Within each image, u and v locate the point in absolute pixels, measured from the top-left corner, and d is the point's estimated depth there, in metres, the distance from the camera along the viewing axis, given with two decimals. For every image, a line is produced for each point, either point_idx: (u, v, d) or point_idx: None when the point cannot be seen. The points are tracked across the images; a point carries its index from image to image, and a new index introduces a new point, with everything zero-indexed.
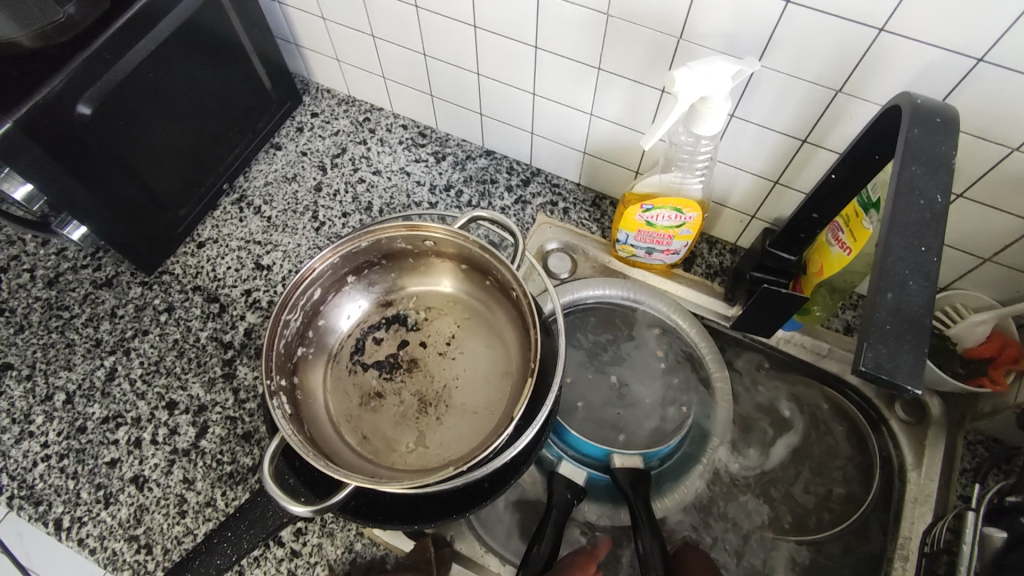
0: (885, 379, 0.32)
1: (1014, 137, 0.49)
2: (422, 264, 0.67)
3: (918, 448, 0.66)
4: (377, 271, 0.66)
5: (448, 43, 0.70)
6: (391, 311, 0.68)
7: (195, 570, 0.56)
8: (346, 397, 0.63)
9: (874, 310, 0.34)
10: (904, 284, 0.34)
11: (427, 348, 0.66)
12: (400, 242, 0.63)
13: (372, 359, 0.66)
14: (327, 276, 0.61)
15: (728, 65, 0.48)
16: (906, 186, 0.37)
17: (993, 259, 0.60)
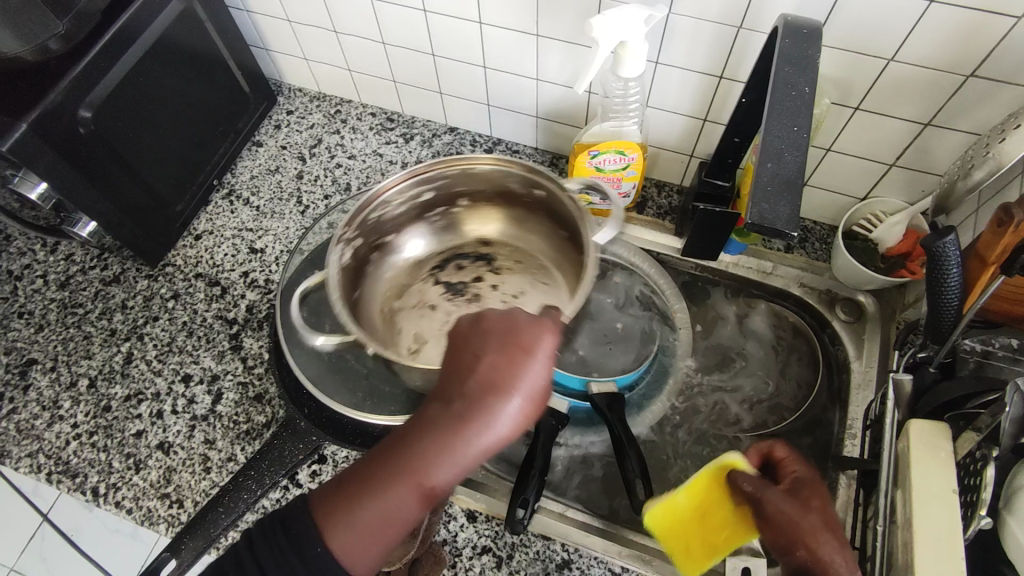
0: (769, 227, 0.40)
1: (888, 48, 0.58)
2: (482, 205, 0.72)
3: (858, 340, 0.74)
4: (499, 206, 0.72)
5: (404, 29, 0.78)
6: (433, 254, 0.75)
7: (226, 506, 0.63)
8: (402, 302, 0.73)
9: (758, 176, 0.42)
10: (782, 155, 0.43)
11: (472, 285, 0.73)
12: (477, 180, 0.67)
13: (451, 280, 0.74)
14: (404, 198, 0.66)
15: (640, 12, 0.57)
16: (782, 82, 0.45)
17: (897, 164, 0.69)
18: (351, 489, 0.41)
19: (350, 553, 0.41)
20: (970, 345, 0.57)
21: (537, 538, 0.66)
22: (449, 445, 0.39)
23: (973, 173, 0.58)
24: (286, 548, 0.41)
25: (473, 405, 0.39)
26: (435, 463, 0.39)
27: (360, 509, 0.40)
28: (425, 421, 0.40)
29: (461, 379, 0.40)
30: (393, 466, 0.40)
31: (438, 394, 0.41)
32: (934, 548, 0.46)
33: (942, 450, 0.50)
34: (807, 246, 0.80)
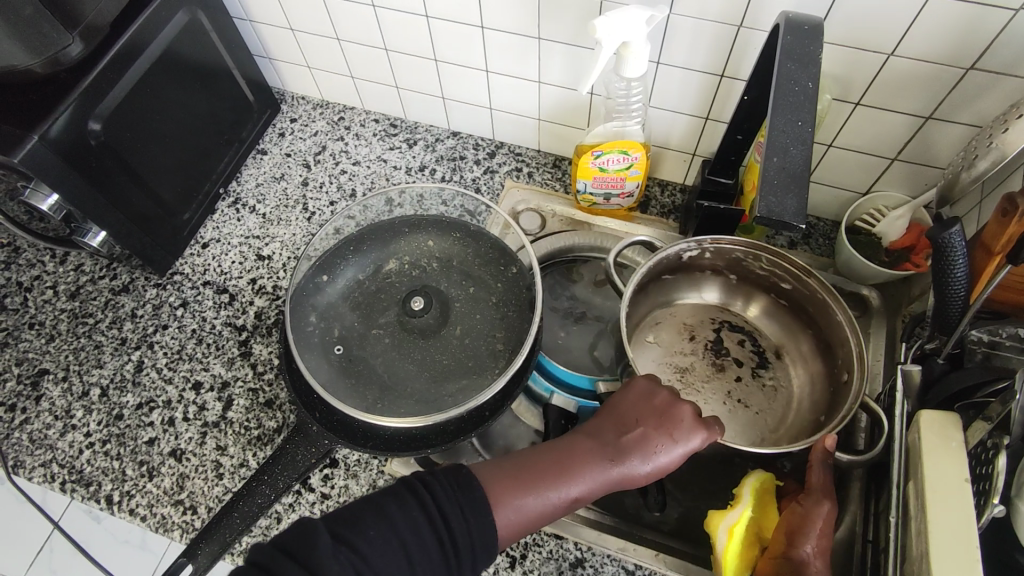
0: (777, 219, 0.41)
1: (888, 44, 0.58)
2: (765, 275, 0.72)
3: (864, 334, 0.74)
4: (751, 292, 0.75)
5: (407, 35, 0.79)
6: (716, 313, 0.78)
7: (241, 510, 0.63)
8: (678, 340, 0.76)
9: (765, 169, 0.43)
10: (787, 149, 0.44)
11: (735, 365, 0.74)
12: (748, 269, 0.72)
13: (712, 336, 0.76)
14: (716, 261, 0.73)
15: (641, 13, 0.58)
16: (785, 77, 0.46)
17: (898, 158, 0.69)
18: (524, 478, 0.47)
19: (504, 532, 0.46)
20: (977, 335, 0.57)
21: (550, 537, 0.66)
22: (605, 471, 0.48)
23: (976, 165, 0.58)
24: (465, 509, 0.45)
25: (642, 446, 0.49)
26: (594, 484, 0.48)
27: (529, 499, 0.46)
28: (613, 456, 0.49)
29: (637, 423, 0.50)
30: (567, 475, 0.48)
31: (617, 429, 0.50)
32: (949, 537, 0.46)
33: (953, 439, 0.50)
34: (811, 243, 0.81)
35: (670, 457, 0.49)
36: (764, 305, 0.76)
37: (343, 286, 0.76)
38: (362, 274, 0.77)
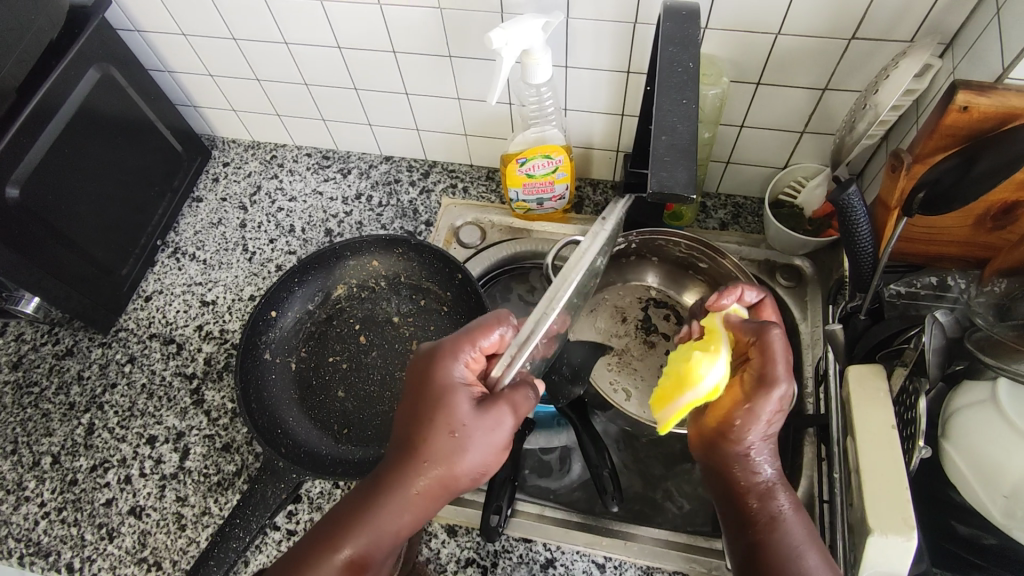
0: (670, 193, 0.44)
1: (773, 24, 0.61)
2: (688, 255, 0.76)
3: (801, 303, 0.76)
4: (676, 272, 0.79)
5: (323, 68, 0.80)
6: (642, 291, 0.80)
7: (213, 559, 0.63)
8: (612, 325, 0.78)
9: (656, 149, 0.45)
10: (674, 127, 0.47)
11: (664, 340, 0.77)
12: (666, 250, 0.76)
13: (643, 317, 0.79)
14: (647, 248, 0.76)
15: (535, 22, 0.60)
16: (668, 62, 0.48)
17: (807, 130, 0.72)
18: (327, 526, 0.44)
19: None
20: (896, 290, 0.59)
21: (519, 541, 0.67)
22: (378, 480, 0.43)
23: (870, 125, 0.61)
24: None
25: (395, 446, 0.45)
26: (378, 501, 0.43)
27: (345, 544, 0.42)
28: (408, 454, 0.43)
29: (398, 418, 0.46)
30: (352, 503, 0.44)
31: (412, 425, 0.44)
32: (881, 483, 0.48)
33: (880, 390, 0.52)
34: (741, 222, 0.83)
35: (493, 406, 0.43)
36: (688, 283, 0.79)
37: (290, 321, 0.78)
38: (311, 304, 0.79)
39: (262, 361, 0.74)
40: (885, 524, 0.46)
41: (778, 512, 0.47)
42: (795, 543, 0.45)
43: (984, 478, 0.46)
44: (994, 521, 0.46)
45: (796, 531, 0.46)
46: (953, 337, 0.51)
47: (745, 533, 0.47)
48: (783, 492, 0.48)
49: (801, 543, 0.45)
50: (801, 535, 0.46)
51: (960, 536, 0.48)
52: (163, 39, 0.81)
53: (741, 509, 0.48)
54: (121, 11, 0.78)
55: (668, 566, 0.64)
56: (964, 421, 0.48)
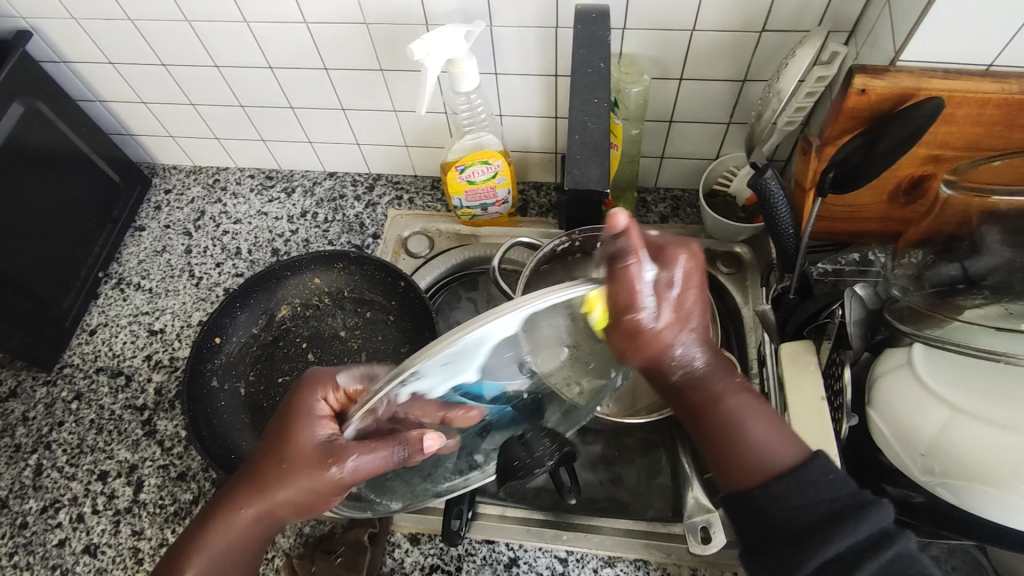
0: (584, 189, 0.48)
1: (687, 21, 0.63)
2: None
3: (742, 288, 0.77)
4: None
5: (256, 89, 0.80)
6: None
7: None
8: None
9: (571, 147, 0.48)
10: (588, 126, 0.50)
11: None
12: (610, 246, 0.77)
13: None
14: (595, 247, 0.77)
15: (457, 32, 0.61)
16: (582, 66, 0.50)
17: (733, 121, 0.74)
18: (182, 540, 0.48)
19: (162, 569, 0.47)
20: (823, 268, 0.63)
21: (482, 544, 0.67)
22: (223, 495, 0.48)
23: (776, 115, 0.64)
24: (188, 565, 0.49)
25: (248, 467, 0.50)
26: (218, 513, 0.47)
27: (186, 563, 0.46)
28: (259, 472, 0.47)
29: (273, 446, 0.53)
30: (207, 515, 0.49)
31: (266, 447, 0.48)
32: None
33: (810, 364, 0.54)
34: (681, 214, 0.85)
35: (338, 452, 0.46)
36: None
37: (237, 345, 0.77)
38: (255, 327, 0.78)
39: (210, 389, 0.74)
40: None
41: (720, 393, 0.44)
42: (739, 415, 0.43)
43: (904, 439, 0.48)
44: (919, 482, 0.48)
45: (744, 413, 0.43)
46: (873, 308, 0.54)
47: (698, 423, 0.45)
48: (733, 377, 0.45)
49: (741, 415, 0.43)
50: (751, 417, 0.43)
51: (892, 498, 0.51)
52: (92, 69, 0.80)
53: (682, 403, 0.45)
54: (44, 43, 0.77)
55: (629, 555, 0.65)
56: (887, 387, 0.50)
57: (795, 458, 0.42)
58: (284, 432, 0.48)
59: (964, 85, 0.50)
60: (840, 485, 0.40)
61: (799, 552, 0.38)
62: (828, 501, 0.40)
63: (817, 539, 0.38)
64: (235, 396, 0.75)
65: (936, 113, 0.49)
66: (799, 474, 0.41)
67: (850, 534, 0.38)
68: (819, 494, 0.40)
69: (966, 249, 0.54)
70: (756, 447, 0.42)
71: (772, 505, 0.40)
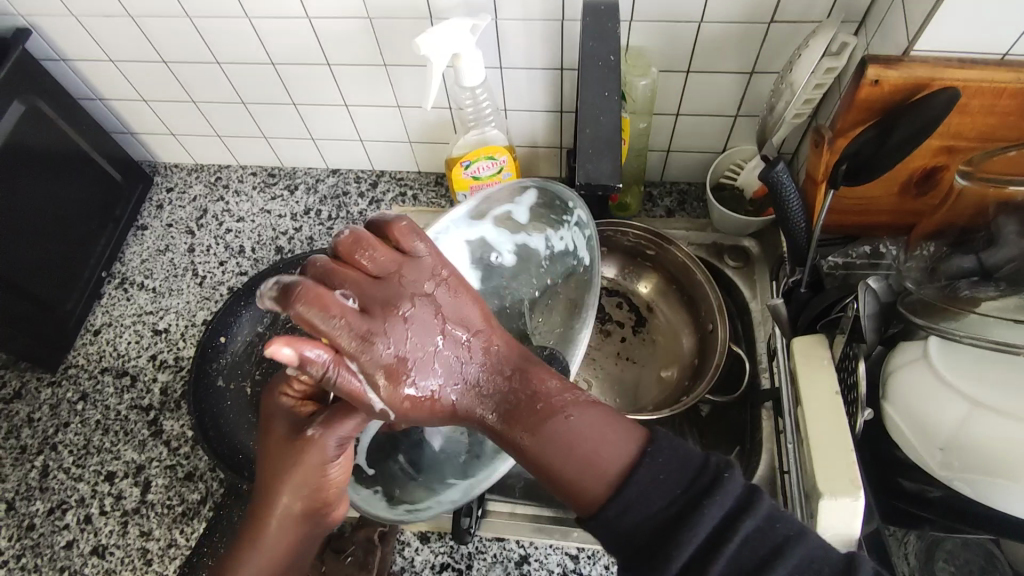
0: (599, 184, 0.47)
1: (695, 13, 0.63)
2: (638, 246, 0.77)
3: (750, 282, 0.77)
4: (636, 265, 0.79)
5: (258, 85, 0.79)
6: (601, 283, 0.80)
7: None
8: None
9: (582, 142, 0.48)
10: (599, 120, 0.49)
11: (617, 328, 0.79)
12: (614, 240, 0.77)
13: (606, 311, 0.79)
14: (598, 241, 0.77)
15: (462, 25, 0.60)
16: (590, 58, 0.50)
17: (740, 114, 0.74)
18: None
19: None
20: (832, 261, 0.62)
21: (492, 541, 0.67)
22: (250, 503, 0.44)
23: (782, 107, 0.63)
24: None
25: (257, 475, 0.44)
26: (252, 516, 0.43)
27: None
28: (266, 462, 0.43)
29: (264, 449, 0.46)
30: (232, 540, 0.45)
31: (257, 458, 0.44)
32: (829, 447, 0.49)
33: (823, 358, 0.53)
34: (687, 208, 0.84)
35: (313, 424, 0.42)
36: (642, 274, 0.79)
37: (242, 343, 0.77)
38: (260, 326, 0.78)
39: (216, 389, 0.73)
40: (833, 488, 0.47)
41: (538, 417, 0.39)
42: (563, 438, 0.38)
43: (921, 433, 0.47)
44: (937, 476, 0.48)
45: (579, 430, 0.39)
46: (886, 302, 0.54)
47: (520, 456, 0.40)
48: (536, 409, 0.40)
49: (576, 436, 0.38)
50: (579, 433, 0.38)
51: (907, 492, 0.51)
52: (91, 67, 0.79)
53: (503, 426, 0.40)
54: (43, 41, 0.76)
55: None
56: (901, 380, 0.50)
57: (633, 453, 0.38)
58: (264, 434, 0.43)
59: (981, 74, 0.50)
60: (676, 481, 0.36)
61: (662, 548, 0.35)
62: (663, 512, 0.36)
63: (668, 545, 0.35)
64: (241, 395, 0.74)
65: (952, 103, 0.49)
66: (628, 483, 0.37)
67: (706, 516, 0.35)
68: (653, 504, 0.36)
69: (981, 240, 0.53)
70: (591, 466, 0.38)
71: (618, 526, 0.36)
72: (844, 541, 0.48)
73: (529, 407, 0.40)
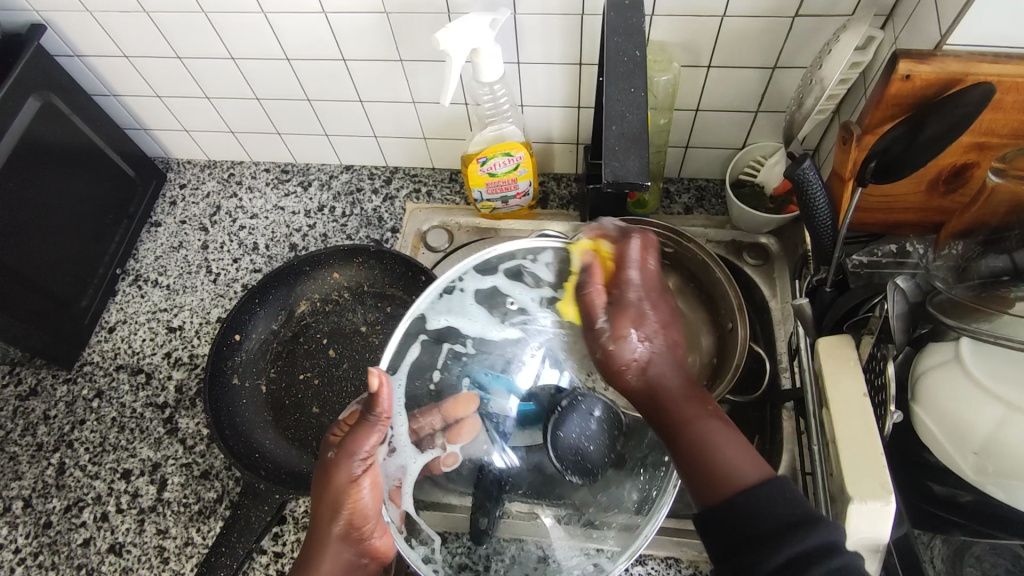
0: (625, 181, 0.46)
1: (718, 7, 0.61)
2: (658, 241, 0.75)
3: (770, 280, 0.76)
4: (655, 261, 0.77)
5: (273, 81, 0.78)
6: None
7: None
8: None
9: (607, 139, 0.47)
10: (625, 116, 0.48)
11: None
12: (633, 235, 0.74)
13: None
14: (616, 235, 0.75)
15: (481, 20, 0.59)
16: (615, 53, 0.49)
17: (761, 109, 0.73)
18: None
19: None
20: (857, 259, 0.61)
21: None
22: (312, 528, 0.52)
23: (806, 103, 0.62)
24: None
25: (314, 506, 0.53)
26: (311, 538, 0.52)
27: None
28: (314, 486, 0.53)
29: None
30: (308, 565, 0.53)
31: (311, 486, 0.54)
32: (857, 449, 0.48)
33: (850, 359, 0.52)
34: (705, 205, 0.83)
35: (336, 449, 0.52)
36: (663, 270, 0.77)
37: (258, 341, 0.76)
38: (275, 323, 0.78)
39: (231, 387, 0.73)
40: (862, 491, 0.47)
41: (695, 415, 0.46)
42: (711, 438, 0.45)
43: (954, 437, 0.47)
44: (969, 481, 0.47)
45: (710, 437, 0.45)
46: (915, 302, 0.52)
47: (672, 439, 0.46)
48: (707, 408, 0.47)
49: (715, 443, 0.45)
50: (722, 441, 0.45)
51: (937, 496, 0.50)
52: (105, 63, 0.79)
53: (669, 409, 0.47)
54: (58, 37, 0.75)
55: (660, 553, 0.64)
56: (932, 382, 0.49)
57: (756, 475, 0.43)
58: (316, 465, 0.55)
59: (1017, 69, 0.48)
60: (794, 506, 0.40)
61: (755, 552, 0.39)
62: (786, 519, 0.40)
63: (769, 547, 0.39)
64: (257, 393, 0.74)
65: (987, 98, 0.48)
66: (759, 489, 0.41)
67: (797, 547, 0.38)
68: (773, 515, 0.40)
69: (1014, 240, 0.52)
70: (728, 467, 0.43)
71: (739, 514, 0.41)
72: (873, 546, 0.47)
73: (704, 397, 0.48)
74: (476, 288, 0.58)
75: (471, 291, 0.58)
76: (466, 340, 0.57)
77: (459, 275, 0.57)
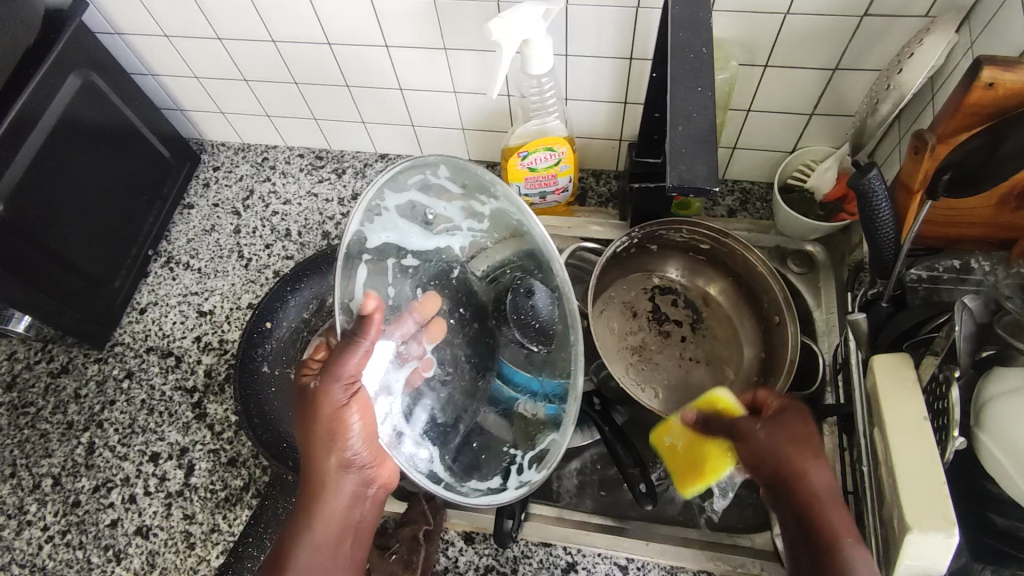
0: (691, 187, 0.43)
1: (782, 4, 0.59)
2: (699, 244, 0.73)
3: (815, 290, 0.73)
4: (698, 263, 0.75)
5: (314, 66, 0.77)
6: (660, 281, 0.76)
7: None
8: (622, 320, 0.74)
9: (671, 141, 0.45)
10: (691, 117, 0.46)
11: (676, 328, 0.74)
12: (674, 238, 0.73)
13: (665, 312, 0.75)
14: (658, 239, 0.73)
15: (534, 10, 0.57)
16: (679, 49, 0.47)
17: (816, 112, 0.70)
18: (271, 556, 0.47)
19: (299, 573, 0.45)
20: (916, 274, 0.58)
21: (538, 546, 0.65)
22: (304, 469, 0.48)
23: (880, 109, 0.61)
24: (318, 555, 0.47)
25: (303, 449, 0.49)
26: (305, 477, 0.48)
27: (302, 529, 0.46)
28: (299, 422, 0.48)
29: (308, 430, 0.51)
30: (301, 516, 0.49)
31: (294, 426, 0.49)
32: (917, 476, 0.46)
33: (908, 378, 0.50)
34: (749, 208, 0.81)
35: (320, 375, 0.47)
36: (709, 276, 0.75)
37: (288, 330, 0.76)
38: (306, 313, 0.77)
39: (261, 375, 0.72)
40: (921, 521, 0.44)
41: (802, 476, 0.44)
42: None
43: (1022, 470, 0.45)
44: None
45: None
46: (982, 323, 0.50)
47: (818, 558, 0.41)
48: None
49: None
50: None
51: (998, 529, 0.48)
52: (145, 42, 0.78)
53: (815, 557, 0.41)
54: (99, 13, 0.74)
55: (691, 566, 0.62)
56: (1000, 409, 0.47)
57: None
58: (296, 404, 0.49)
59: None
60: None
61: None
62: None
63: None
64: (287, 381, 0.73)
65: None
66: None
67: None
68: None
69: None
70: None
71: None
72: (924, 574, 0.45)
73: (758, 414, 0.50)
74: (397, 206, 0.49)
75: (391, 212, 0.48)
76: (408, 253, 0.50)
77: (378, 195, 0.47)
